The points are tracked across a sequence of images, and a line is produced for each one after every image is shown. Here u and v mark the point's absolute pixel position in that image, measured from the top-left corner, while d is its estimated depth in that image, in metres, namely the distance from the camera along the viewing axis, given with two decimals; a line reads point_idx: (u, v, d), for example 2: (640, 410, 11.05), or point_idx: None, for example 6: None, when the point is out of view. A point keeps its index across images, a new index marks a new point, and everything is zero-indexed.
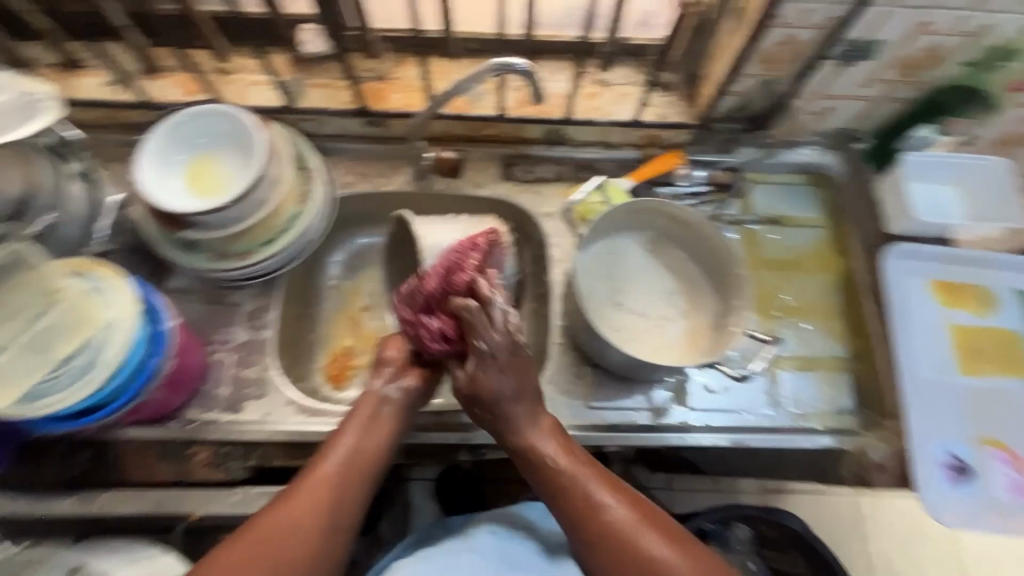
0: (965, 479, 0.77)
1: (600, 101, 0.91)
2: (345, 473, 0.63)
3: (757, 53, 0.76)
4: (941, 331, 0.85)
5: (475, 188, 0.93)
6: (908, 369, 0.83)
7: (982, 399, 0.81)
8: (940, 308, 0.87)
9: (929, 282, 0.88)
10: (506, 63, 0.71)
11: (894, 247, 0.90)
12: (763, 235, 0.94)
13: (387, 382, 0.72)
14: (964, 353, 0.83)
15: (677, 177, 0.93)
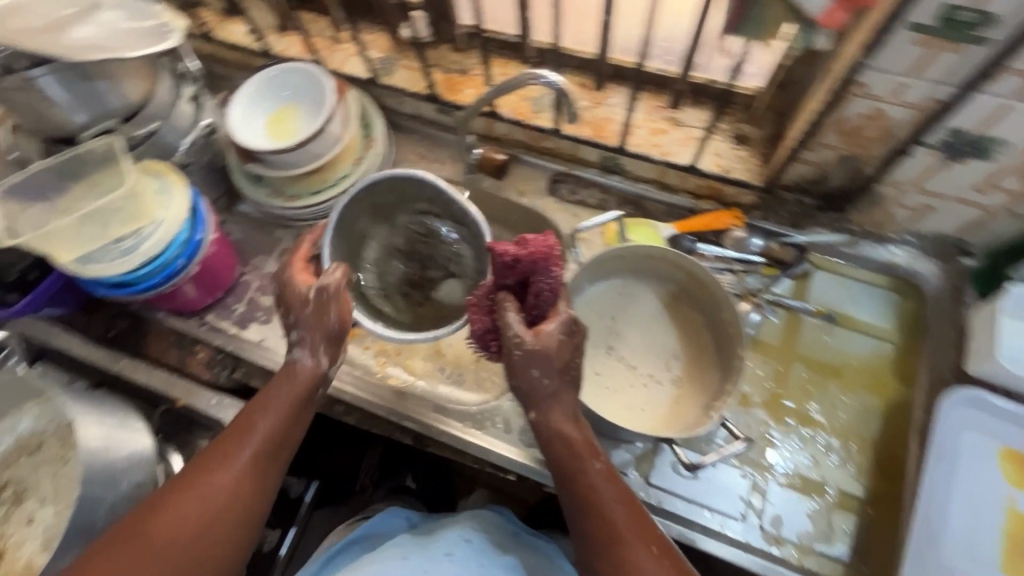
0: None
1: (664, 139, 0.86)
2: (277, 435, 0.63)
3: (836, 122, 0.66)
4: (991, 512, 0.67)
5: (518, 195, 0.94)
6: (932, 544, 0.67)
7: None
8: (1006, 487, 0.69)
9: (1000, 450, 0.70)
10: (538, 74, 0.70)
11: (972, 393, 0.70)
12: (809, 328, 0.82)
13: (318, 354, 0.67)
14: (1012, 549, 0.65)
15: (725, 239, 0.86)
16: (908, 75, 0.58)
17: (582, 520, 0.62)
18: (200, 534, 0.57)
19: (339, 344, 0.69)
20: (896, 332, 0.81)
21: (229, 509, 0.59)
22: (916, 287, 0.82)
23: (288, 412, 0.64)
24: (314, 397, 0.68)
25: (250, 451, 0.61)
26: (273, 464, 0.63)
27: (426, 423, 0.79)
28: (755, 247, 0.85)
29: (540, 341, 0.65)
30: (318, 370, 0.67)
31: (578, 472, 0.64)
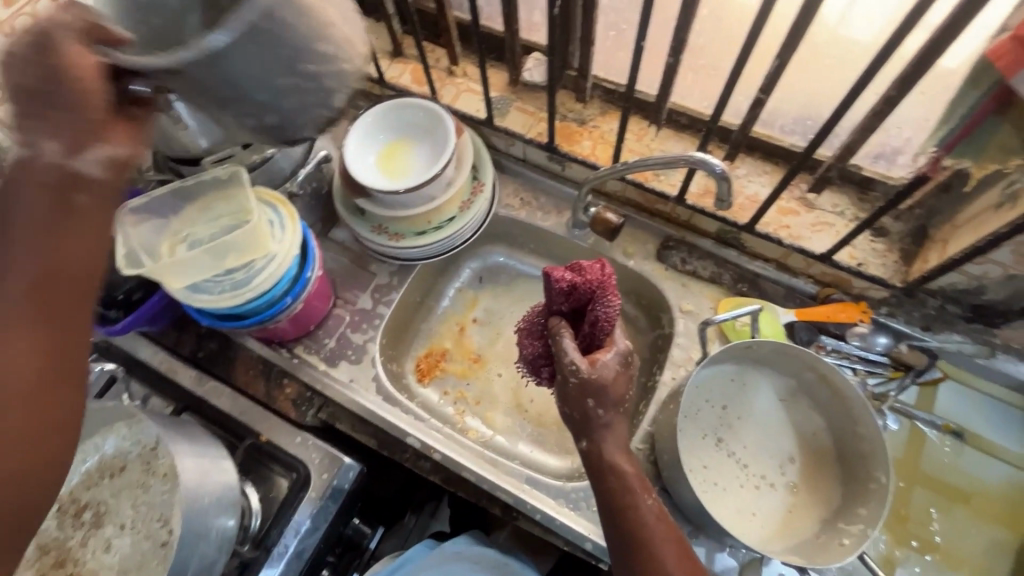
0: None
1: (794, 221, 0.81)
2: (46, 258, 0.43)
3: (1016, 242, 0.61)
4: None
5: (624, 256, 0.90)
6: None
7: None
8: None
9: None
10: (703, 158, 0.67)
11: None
12: (934, 443, 0.76)
13: (49, 146, 0.43)
14: None
15: (849, 333, 0.80)
16: None
17: (628, 557, 0.60)
18: (2, 401, 0.40)
19: (98, 133, 0.44)
20: None
21: (27, 354, 0.41)
22: None
23: (49, 224, 0.43)
24: (78, 207, 0.44)
25: (7, 275, 0.41)
26: (64, 294, 0.43)
27: (518, 495, 0.75)
28: (879, 347, 0.79)
29: (597, 371, 0.64)
30: (55, 167, 0.43)
31: (628, 506, 0.61)
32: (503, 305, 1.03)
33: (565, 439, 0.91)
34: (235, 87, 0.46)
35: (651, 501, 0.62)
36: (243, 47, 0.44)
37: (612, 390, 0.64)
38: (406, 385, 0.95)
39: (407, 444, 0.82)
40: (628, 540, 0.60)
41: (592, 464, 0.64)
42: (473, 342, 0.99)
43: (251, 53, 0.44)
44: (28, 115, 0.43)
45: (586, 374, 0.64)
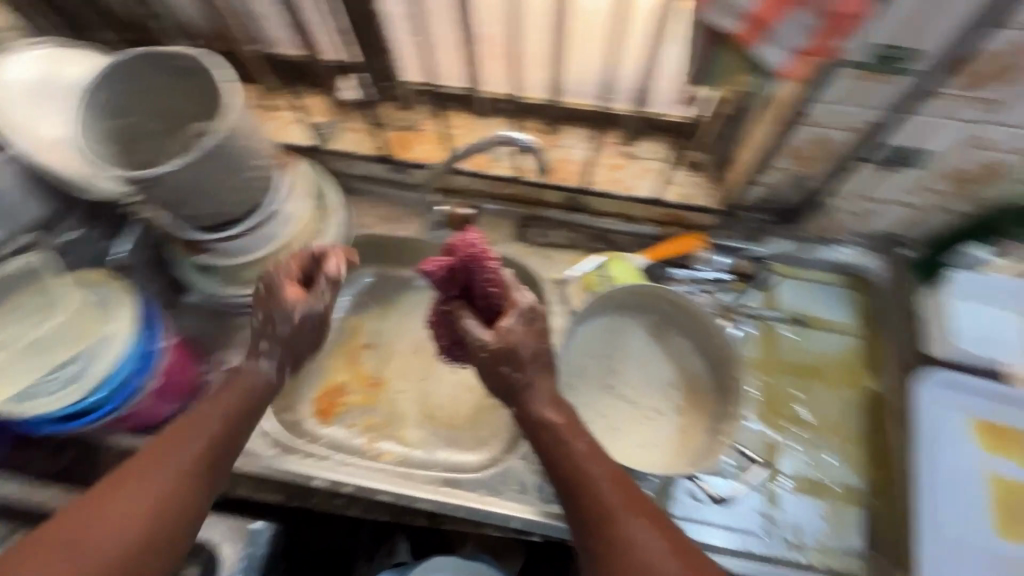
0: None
1: (623, 174, 0.89)
2: (228, 432, 0.64)
3: (786, 147, 0.72)
4: (973, 479, 0.73)
5: (487, 244, 0.93)
6: (933, 521, 0.72)
7: (1013, 563, 0.70)
8: (975, 446, 0.75)
9: (978, 417, 0.77)
10: (510, 136, 0.72)
11: (945, 375, 0.78)
12: (785, 334, 0.87)
13: (263, 357, 0.71)
14: (1000, 511, 0.72)
15: (693, 260, 0.89)
16: (850, 104, 0.63)
17: (573, 502, 0.61)
18: (140, 525, 0.54)
19: (299, 351, 0.74)
20: (858, 324, 0.87)
21: (168, 506, 0.56)
22: (867, 282, 0.88)
23: (240, 405, 0.67)
24: (269, 387, 0.71)
25: (201, 435, 0.62)
26: (217, 469, 0.62)
27: (438, 499, 0.75)
28: (721, 265, 0.89)
29: (505, 337, 0.67)
30: (268, 378, 0.71)
31: (559, 453, 0.64)
32: (389, 323, 1.02)
33: (480, 433, 0.92)
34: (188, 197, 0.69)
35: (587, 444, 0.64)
36: (193, 170, 0.66)
37: (524, 349, 0.66)
38: (307, 430, 0.91)
39: (316, 488, 0.78)
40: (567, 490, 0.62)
41: (527, 428, 0.67)
42: (367, 367, 0.98)
43: (198, 170, 0.66)
44: (263, 329, 0.72)
45: (491, 347, 0.67)
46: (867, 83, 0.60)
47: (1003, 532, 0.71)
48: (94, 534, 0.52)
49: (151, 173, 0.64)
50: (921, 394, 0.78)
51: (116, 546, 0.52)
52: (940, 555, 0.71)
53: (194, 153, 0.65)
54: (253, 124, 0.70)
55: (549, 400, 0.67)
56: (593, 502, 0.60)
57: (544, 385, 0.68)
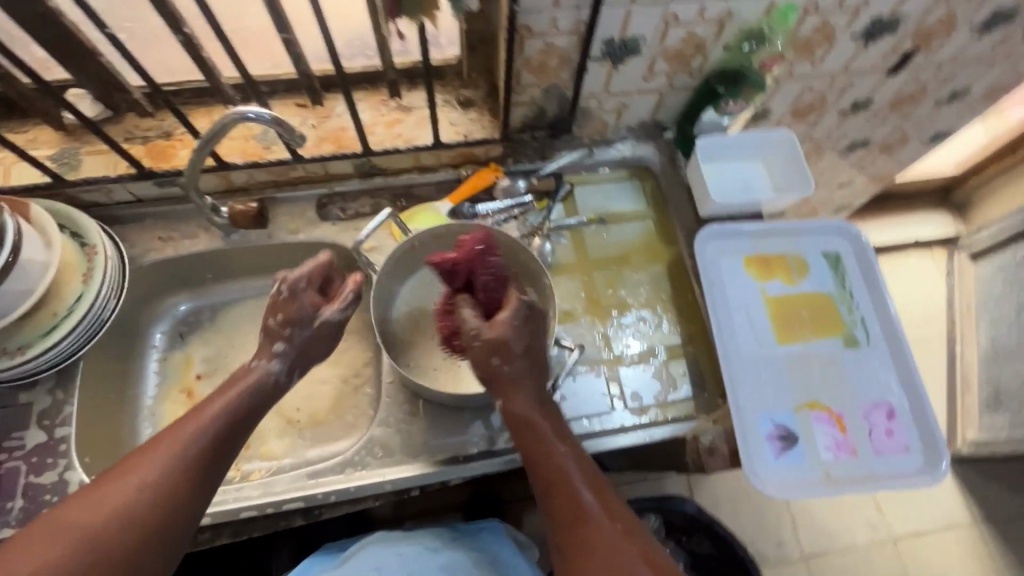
0: (782, 449, 0.77)
1: (402, 128, 0.90)
2: (231, 429, 0.67)
3: (524, 63, 0.76)
4: (755, 304, 0.86)
5: (291, 233, 0.90)
6: (733, 348, 0.84)
7: (800, 360, 0.83)
8: (752, 277, 0.89)
9: (749, 254, 0.90)
10: (240, 111, 0.68)
11: (716, 226, 0.91)
12: (591, 235, 0.95)
13: (269, 358, 0.73)
14: (777, 322, 0.85)
15: (496, 192, 0.93)
16: (553, 10, 0.69)
17: (548, 499, 0.67)
18: (128, 512, 0.58)
19: (310, 355, 0.76)
20: (648, 207, 0.97)
21: (161, 495, 0.60)
22: (648, 169, 0.99)
23: (248, 406, 0.69)
24: (278, 391, 0.73)
25: (205, 428, 0.65)
26: (217, 463, 0.65)
27: (305, 494, 0.74)
28: (521, 189, 0.94)
29: (494, 329, 0.69)
30: (271, 374, 0.72)
31: (545, 457, 0.68)
32: (219, 344, 0.96)
33: (345, 418, 0.91)
34: None
35: (569, 450, 0.69)
36: None
37: (512, 342, 0.69)
38: None
39: None
40: (552, 492, 0.66)
41: (511, 420, 0.70)
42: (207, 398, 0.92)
43: None
44: (298, 355, 0.74)
45: (487, 334, 0.69)
46: None
47: (787, 338, 0.84)
48: (104, 517, 0.57)
49: None
50: (702, 250, 0.90)
51: (123, 527, 0.58)
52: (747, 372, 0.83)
53: None
54: None
55: (536, 404, 0.71)
56: (574, 508, 0.65)
57: (525, 382, 0.71)
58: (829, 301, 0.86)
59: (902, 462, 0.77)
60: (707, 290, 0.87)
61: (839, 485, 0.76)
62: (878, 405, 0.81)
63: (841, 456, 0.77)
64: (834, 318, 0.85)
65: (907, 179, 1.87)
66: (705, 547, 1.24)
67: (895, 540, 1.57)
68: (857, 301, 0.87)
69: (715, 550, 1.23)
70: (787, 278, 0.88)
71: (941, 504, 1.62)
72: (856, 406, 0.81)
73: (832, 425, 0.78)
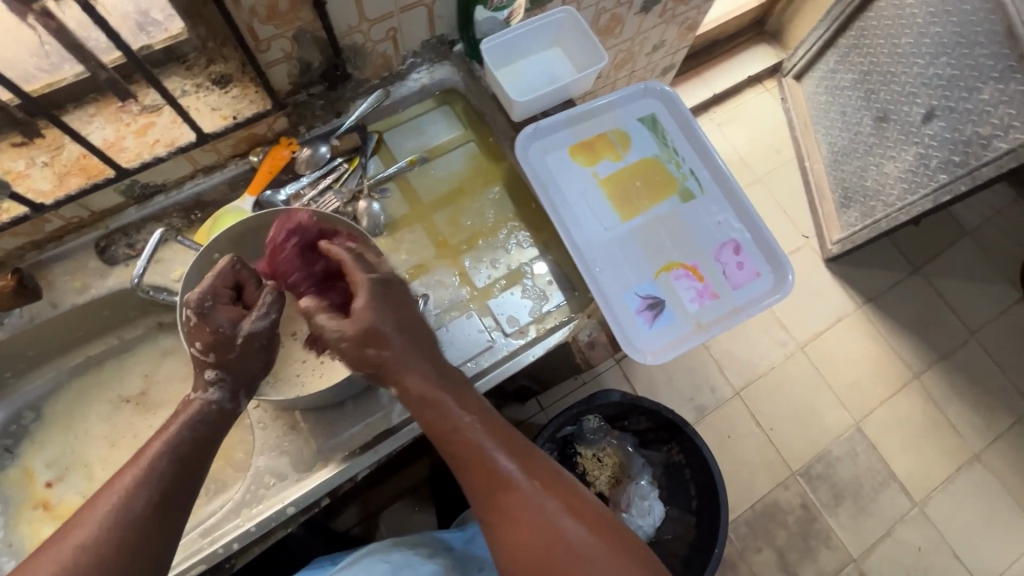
0: (652, 317, 0.81)
1: (157, 131, 0.77)
2: (182, 464, 0.59)
3: (248, 14, 0.66)
4: (592, 190, 0.87)
5: (82, 293, 0.78)
6: (583, 240, 0.84)
7: (645, 230, 0.85)
8: (583, 166, 0.88)
9: (572, 144, 0.89)
10: None
11: (532, 126, 0.87)
12: (418, 178, 0.89)
13: (202, 384, 0.64)
14: (616, 201, 0.86)
15: (300, 167, 0.85)
16: None
17: (466, 476, 0.62)
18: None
19: (244, 377, 0.66)
20: (467, 130, 0.92)
21: (114, 551, 0.52)
22: (454, 91, 0.92)
23: (194, 441, 0.61)
24: (227, 418, 0.65)
25: (148, 472, 0.56)
26: (174, 508, 0.56)
27: (204, 555, 0.68)
28: (326, 154, 0.85)
29: (358, 320, 0.63)
30: (215, 403, 0.64)
31: (452, 431, 0.62)
32: (60, 440, 0.83)
33: None
34: None
35: (477, 416, 0.64)
36: None
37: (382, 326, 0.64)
38: None
39: None
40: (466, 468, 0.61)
41: (408, 402, 0.64)
42: (69, 501, 0.81)
43: None
44: (232, 383, 0.65)
45: (350, 331, 0.63)
46: None
47: (629, 213, 0.86)
48: None
49: None
50: (526, 154, 0.87)
51: None
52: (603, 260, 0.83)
53: None
54: None
55: (434, 376, 0.65)
56: (493, 476, 0.60)
57: (414, 356, 0.65)
58: (657, 165, 0.89)
59: (756, 287, 0.83)
60: (543, 193, 0.86)
61: (709, 329, 0.81)
62: (723, 244, 0.85)
63: (704, 302, 0.82)
64: (664, 179, 0.88)
65: (725, 21, 1.93)
66: (643, 423, 1.31)
67: (803, 347, 1.77)
68: (682, 156, 0.90)
69: (652, 423, 1.30)
70: (614, 155, 0.89)
71: (830, 302, 1.82)
72: (705, 253, 0.85)
73: (689, 278, 0.83)
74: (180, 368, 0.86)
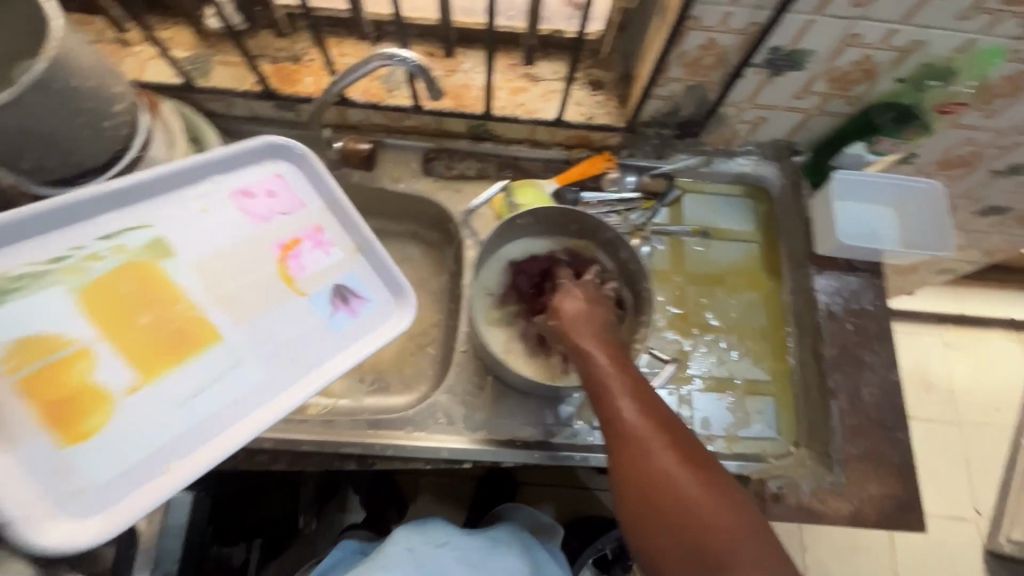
0: (361, 301, 0.64)
1: (526, 97, 0.86)
2: None
3: (678, 56, 0.71)
4: (129, 425, 0.50)
5: (394, 182, 0.89)
6: (218, 397, 0.54)
7: (218, 278, 0.59)
8: (131, 399, 0.51)
9: (69, 460, 0.48)
10: (392, 52, 0.67)
11: (36, 533, 0.45)
12: (691, 247, 0.90)
13: None
14: (78, 365, 0.50)
15: (605, 182, 0.89)
16: (732, 6, 0.63)
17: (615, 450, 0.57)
18: None
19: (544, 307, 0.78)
20: (758, 231, 0.91)
21: None
22: (764, 190, 0.93)
23: None
24: None
25: None
26: None
27: (365, 444, 0.74)
28: (630, 185, 0.90)
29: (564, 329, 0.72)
30: None
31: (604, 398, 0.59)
32: None
33: (405, 373, 0.89)
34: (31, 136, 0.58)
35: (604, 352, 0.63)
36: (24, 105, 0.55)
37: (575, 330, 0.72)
38: None
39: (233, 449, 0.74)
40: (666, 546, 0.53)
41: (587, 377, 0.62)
42: None
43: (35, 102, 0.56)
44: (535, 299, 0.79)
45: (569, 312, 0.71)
46: None
47: (217, 337, 0.56)
48: None
49: None
50: (66, 515, 0.47)
51: None
52: (842, 424, 0.77)
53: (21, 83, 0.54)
54: (97, 54, 0.61)
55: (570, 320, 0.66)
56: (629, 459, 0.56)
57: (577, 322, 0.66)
58: (81, 264, 0.53)
59: (310, 184, 0.68)
60: (141, 466, 0.50)
61: (359, 242, 0.67)
62: (274, 210, 0.64)
63: (335, 242, 0.66)
64: (155, 276, 0.56)
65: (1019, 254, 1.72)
66: None
67: None
68: (83, 247, 0.54)
69: None
70: (64, 334, 0.50)
71: None
72: (257, 231, 0.62)
73: (318, 245, 0.65)
74: (408, 279, 0.94)
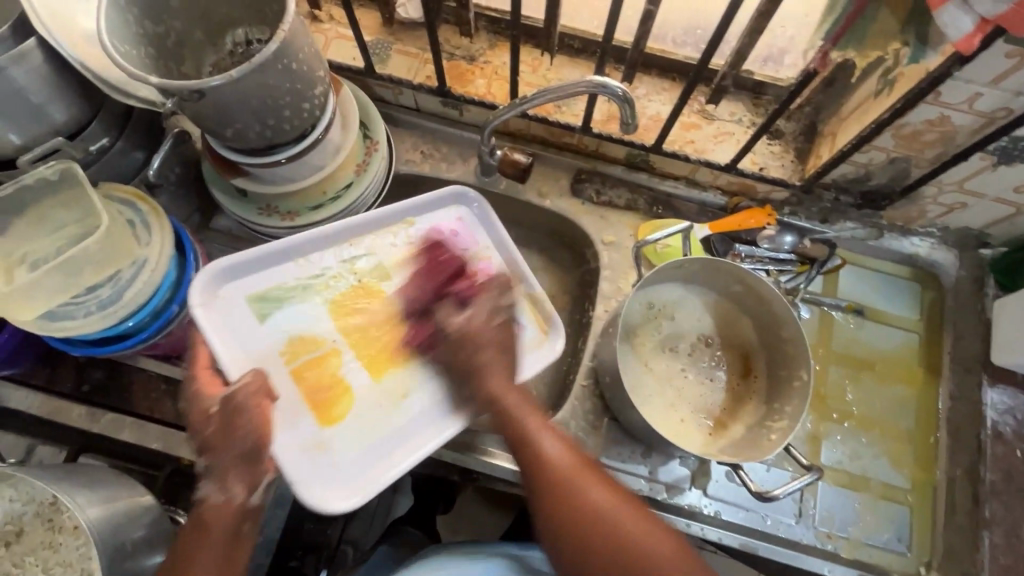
0: (524, 328, 0.70)
1: (698, 135, 0.81)
2: None
3: (896, 126, 0.65)
4: (357, 412, 0.64)
5: (541, 197, 0.86)
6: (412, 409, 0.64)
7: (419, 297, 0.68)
8: (370, 393, 0.65)
9: (325, 441, 0.62)
10: (602, 82, 0.63)
11: (315, 498, 0.59)
12: (842, 324, 0.82)
13: None
14: (316, 358, 0.64)
15: (759, 238, 0.82)
16: (987, 86, 0.57)
17: (552, 519, 0.55)
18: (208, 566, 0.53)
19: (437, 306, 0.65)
20: (922, 322, 0.83)
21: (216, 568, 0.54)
22: (934, 277, 0.84)
23: None
24: None
25: None
26: None
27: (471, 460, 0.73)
28: (786, 245, 0.82)
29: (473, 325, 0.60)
30: None
31: (559, 481, 0.55)
32: None
33: None
34: (246, 110, 0.60)
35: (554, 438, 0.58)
36: (250, 82, 0.57)
37: (490, 335, 0.60)
38: None
39: None
40: None
41: (551, 483, 0.56)
42: None
43: (261, 80, 0.58)
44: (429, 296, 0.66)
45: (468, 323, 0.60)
46: (1018, 63, 0.54)
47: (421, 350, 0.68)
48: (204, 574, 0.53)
49: (201, 84, 0.55)
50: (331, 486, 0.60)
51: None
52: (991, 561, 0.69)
53: (254, 61, 0.56)
54: (313, 36, 0.63)
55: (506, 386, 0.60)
56: (603, 526, 0.54)
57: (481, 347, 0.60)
58: (328, 283, 0.68)
59: (482, 227, 0.75)
60: (379, 448, 0.63)
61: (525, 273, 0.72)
62: (458, 249, 0.73)
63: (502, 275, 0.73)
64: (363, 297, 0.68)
65: None
66: None
67: None
68: (330, 267, 0.69)
69: None
70: (318, 336, 0.66)
71: None
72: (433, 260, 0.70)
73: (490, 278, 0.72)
74: None
